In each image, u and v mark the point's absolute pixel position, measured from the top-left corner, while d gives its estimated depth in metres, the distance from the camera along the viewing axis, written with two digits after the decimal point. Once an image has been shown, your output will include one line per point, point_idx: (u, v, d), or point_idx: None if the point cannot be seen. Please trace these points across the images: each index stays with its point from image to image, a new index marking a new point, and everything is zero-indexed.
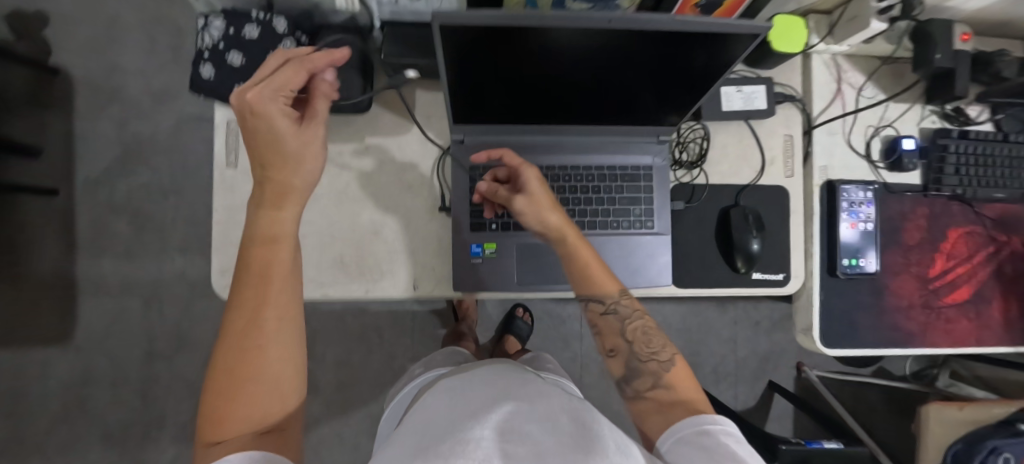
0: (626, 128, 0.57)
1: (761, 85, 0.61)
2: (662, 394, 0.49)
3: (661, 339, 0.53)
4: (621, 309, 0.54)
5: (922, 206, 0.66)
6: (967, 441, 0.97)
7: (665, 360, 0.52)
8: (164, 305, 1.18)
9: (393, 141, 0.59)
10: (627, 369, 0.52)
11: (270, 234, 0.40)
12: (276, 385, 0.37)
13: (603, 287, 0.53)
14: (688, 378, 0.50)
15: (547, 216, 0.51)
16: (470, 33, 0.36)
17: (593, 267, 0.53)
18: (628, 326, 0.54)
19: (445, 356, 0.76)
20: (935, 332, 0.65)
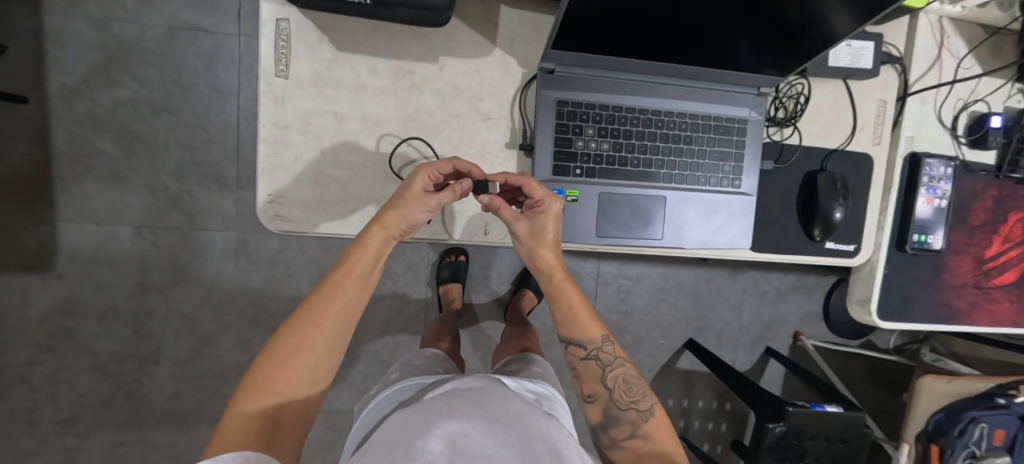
0: (730, 73, 0.52)
1: (871, 41, 0.56)
2: (637, 443, 0.51)
3: (643, 391, 0.52)
4: (603, 356, 0.53)
5: (992, 188, 0.65)
6: (949, 411, 1.05)
7: (643, 410, 0.52)
8: (158, 235, 1.08)
9: (472, 64, 0.51)
10: (603, 415, 0.53)
11: (369, 249, 0.44)
12: (315, 367, 0.41)
13: (586, 334, 0.53)
14: (661, 426, 0.52)
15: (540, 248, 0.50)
16: None
17: (581, 315, 0.52)
18: (608, 373, 0.53)
19: (422, 362, 0.74)
20: (979, 312, 0.67)
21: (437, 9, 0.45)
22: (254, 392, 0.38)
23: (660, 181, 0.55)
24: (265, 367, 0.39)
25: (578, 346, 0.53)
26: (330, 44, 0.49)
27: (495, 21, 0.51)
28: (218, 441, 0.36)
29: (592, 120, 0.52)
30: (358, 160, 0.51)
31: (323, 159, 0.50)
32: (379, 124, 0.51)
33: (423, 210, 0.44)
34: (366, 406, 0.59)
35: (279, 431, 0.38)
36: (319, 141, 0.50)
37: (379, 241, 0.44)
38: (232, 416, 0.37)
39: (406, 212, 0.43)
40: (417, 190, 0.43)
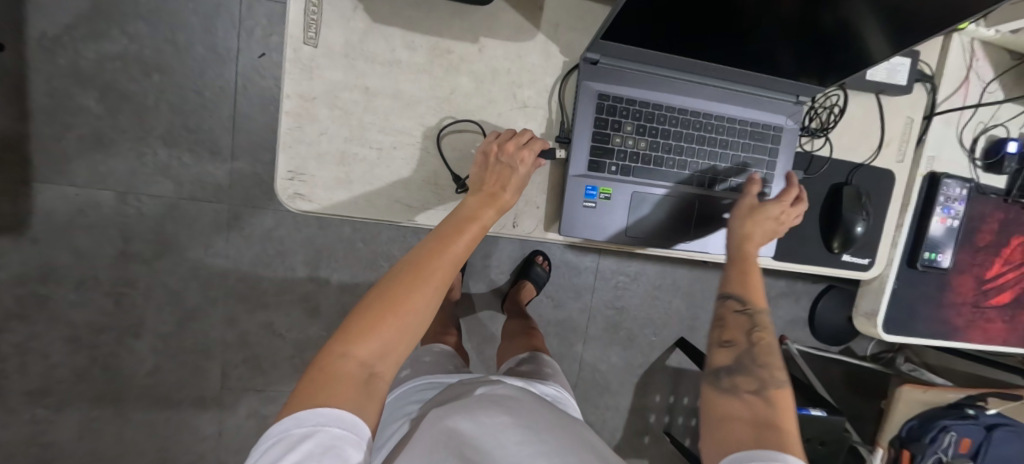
0: (773, 79, 0.52)
1: (907, 58, 0.56)
2: (759, 406, 0.43)
3: (782, 364, 0.48)
4: (760, 318, 0.51)
5: (999, 211, 0.67)
6: (922, 420, 1.10)
7: (773, 378, 0.46)
8: (143, 202, 1.02)
9: (512, 47, 0.49)
10: (731, 363, 0.48)
11: (477, 217, 0.43)
12: (413, 325, 0.37)
13: (748, 290, 0.51)
14: (789, 409, 0.44)
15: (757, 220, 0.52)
16: None
17: (755, 276, 0.52)
18: (758, 332, 0.50)
19: (431, 358, 0.76)
20: (974, 330, 0.70)
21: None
22: (355, 334, 0.36)
23: (693, 184, 0.54)
24: (368, 311, 0.37)
25: (736, 298, 0.52)
26: (364, 15, 0.46)
27: (540, 4, 0.49)
28: (309, 385, 0.33)
29: (631, 117, 0.51)
30: (386, 141, 0.48)
31: (351, 138, 0.47)
32: (410, 105, 0.48)
33: (516, 188, 0.46)
34: (385, 408, 0.59)
35: (373, 382, 0.35)
36: (346, 118, 0.47)
37: (493, 215, 0.44)
38: (326, 359, 0.35)
39: (509, 183, 0.46)
40: (515, 166, 0.46)
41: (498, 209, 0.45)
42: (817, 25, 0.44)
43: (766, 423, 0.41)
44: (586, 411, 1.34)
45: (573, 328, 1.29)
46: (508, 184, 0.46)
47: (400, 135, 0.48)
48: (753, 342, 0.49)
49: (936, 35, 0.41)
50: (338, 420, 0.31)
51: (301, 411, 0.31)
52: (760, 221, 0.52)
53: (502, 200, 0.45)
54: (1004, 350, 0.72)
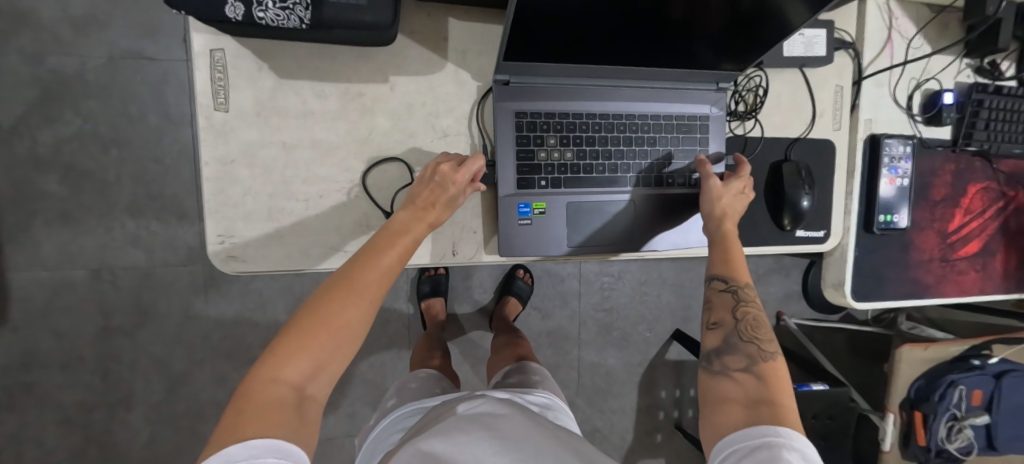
0: (687, 71, 0.52)
1: (823, 29, 0.56)
2: (749, 383, 0.45)
3: (771, 335, 0.48)
4: (744, 293, 0.51)
5: (950, 162, 0.67)
6: (929, 378, 1.08)
7: (761, 351, 0.47)
8: (116, 275, 1.02)
9: (423, 81, 0.49)
10: (721, 343, 0.49)
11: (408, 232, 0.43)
12: (344, 343, 0.37)
13: (731, 268, 0.51)
14: (780, 382, 0.45)
15: (727, 198, 0.52)
16: None
17: (735, 250, 0.52)
18: (742, 306, 0.50)
19: (419, 383, 0.74)
20: (947, 284, 0.69)
21: (381, 27, 0.43)
22: (282, 357, 0.35)
23: (628, 185, 0.54)
24: (296, 331, 0.36)
25: (718, 278, 0.52)
26: (271, 72, 0.47)
27: (443, 35, 0.49)
28: (235, 416, 0.32)
29: (553, 130, 0.51)
30: (312, 191, 0.48)
31: (276, 193, 0.47)
32: (330, 153, 0.48)
33: (451, 202, 0.46)
34: (368, 439, 0.59)
35: (305, 406, 0.34)
36: (269, 174, 0.47)
37: (424, 230, 0.44)
38: (252, 386, 0.33)
39: (445, 198, 0.45)
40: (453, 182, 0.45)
41: (430, 223, 0.44)
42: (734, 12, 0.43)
43: (759, 402, 0.43)
44: (593, 418, 1.32)
45: (566, 335, 1.28)
46: (442, 200, 0.45)
47: (324, 182, 0.48)
48: (739, 320, 0.50)
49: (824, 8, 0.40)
50: (271, 449, 0.29)
51: (229, 447, 0.29)
52: (727, 200, 0.52)
53: (433, 215, 0.44)
54: (984, 300, 0.71)
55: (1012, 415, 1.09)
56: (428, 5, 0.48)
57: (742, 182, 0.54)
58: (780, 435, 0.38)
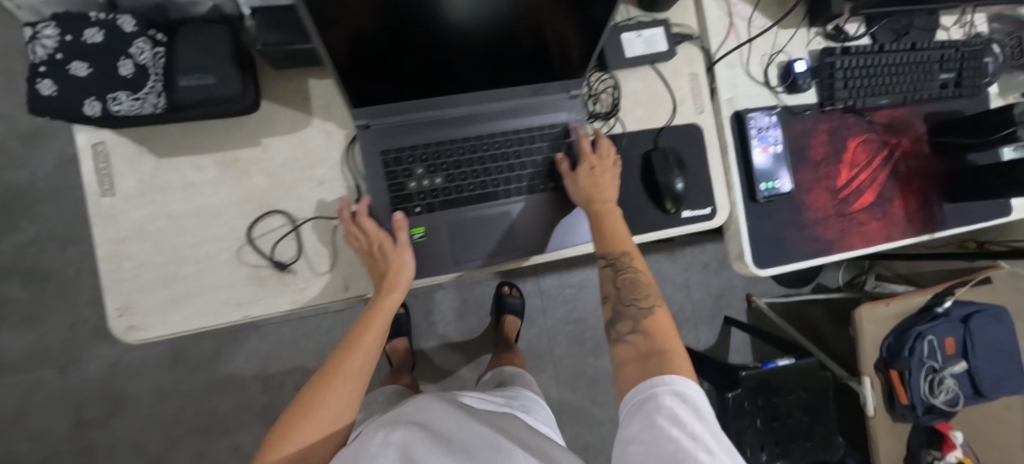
0: (531, 87, 0.55)
1: (659, 27, 0.61)
2: (639, 341, 0.53)
3: (648, 292, 0.57)
4: (621, 262, 0.56)
5: (823, 123, 0.71)
6: (898, 334, 1.07)
7: (644, 308, 0.56)
8: (83, 368, 1.05)
9: (291, 138, 0.54)
10: (613, 314, 0.57)
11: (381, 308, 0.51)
12: (334, 413, 0.46)
13: (605, 246, 0.56)
14: (665, 328, 0.54)
15: (581, 183, 0.55)
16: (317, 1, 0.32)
17: (603, 227, 0.57)
18: (621, 276, 0.57)
19: (388, 396, 0.79)
20: (851, 237, 0.71)
21: (233, 97, 0.48)
22: (278, 441, 0.44)
23: (500, 198, 0.58)
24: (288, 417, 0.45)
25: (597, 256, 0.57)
26: (151, 154, 0.51)
27: (305, 94, 0.54)
28: None
29: (419, 160, 0.55)
30: (202, 253, 0.52)
31: (169, 261, 0.51)
32: (215, 217, 0.52)
33: (403, 264, 0.52)
34: None
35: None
36: (160, 245, 0.51)
37: (395, 299, 0.51)
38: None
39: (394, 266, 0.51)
40: (390, 249, 0.52)
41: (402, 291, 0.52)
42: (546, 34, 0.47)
43: (650, 353, 0.51)
44: (583, 434, 1.28)
45: (538, 353, 1.27)
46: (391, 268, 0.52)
47: (212, 243, 0.52)
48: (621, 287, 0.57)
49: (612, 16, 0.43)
50: None
51: None
52: (583, 184, 0.55)
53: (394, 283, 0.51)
54: (894, 246, 0.73)
55: (992, 356, 1.06)
56: (287, 72, 0.54)
57: (590, 159, 0.57)
58: (675, 386, 0.45)
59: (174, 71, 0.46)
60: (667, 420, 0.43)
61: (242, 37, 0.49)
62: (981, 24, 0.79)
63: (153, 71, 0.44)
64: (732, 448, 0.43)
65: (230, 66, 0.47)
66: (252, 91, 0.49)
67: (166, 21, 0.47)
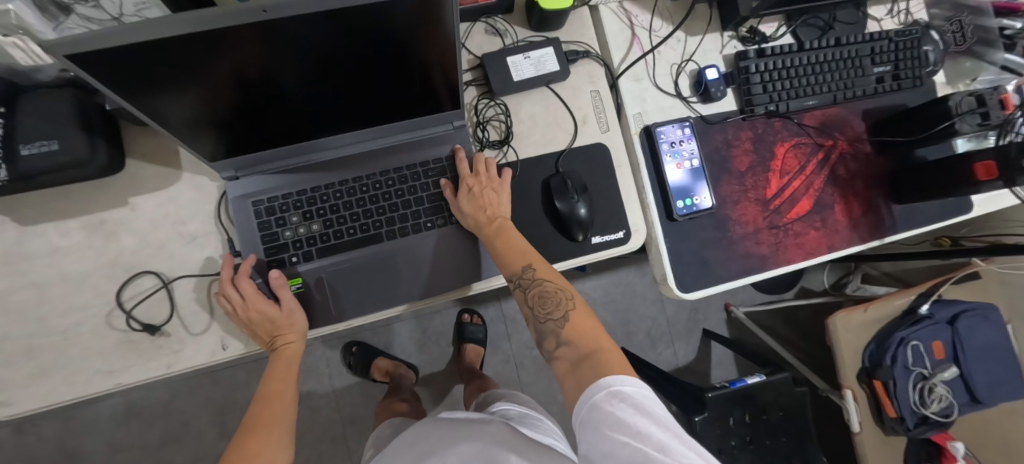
0: (407, 124, 0.53)
1: (547, 47, 0.59)
2: (569, 353, 0.49)
3: (558, 299, 0.52)
4: (523, 280, 0.52)
5: (745, 130, 0.66)
6: (879, 341, 0.97)
7: (560, 320, 0.51)
8: (39, 426, 1.02)
9: (163, 195, 0.53)
10: (538, 333, 0.53)
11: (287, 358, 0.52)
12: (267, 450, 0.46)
13: (506, 266, 0.52)
14: (586, 327, 0.51)
15: (466, 207, 0.53)
16: (111, 70, 0.30)
17: (498, 246, 0.53)
18: (530, 293, 0.52)
19: (393, 429, 0.75)
20: (788, 250, 0.65)
21: (83, 162, 0.46)
22: None
23: (384, 240, 0.55)
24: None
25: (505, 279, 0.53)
26: (14, 223, 0.50)
27: (176, 149, 0.53)
28: None
29: (293, 208, 0.53)
30: (69, 321, 0.50)
31: (35, 332, 0.49)
32: (81, 282, 0.50)
33: (293, 317, 0.51)
34: None
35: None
36: (25, 315, 0.49)
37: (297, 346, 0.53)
38: None
39: (284, 324, 0.51)
40: (274, 311, 0.50)
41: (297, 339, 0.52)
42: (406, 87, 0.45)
43: (582, 359, 0.48)
44: None
45: (506, 381, 1.21)
46: (280, 325, 0.51)
47: (80, 310, 0.50)
48: (533, 304, 0.52)
49: (461, 68, 0.42)
50: None
51: None
52: (468, 208, 0.53)
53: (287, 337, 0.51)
54: (840, 256, 0.67)
55: (983, 358, 0.96)
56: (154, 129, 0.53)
57: (467, 180, 0.54)
58: (620, 392, 0.42)
59: (14, 140, 0.44)
60: (613, 427, 0.40)
61: (93, 99, 0.48)
62: (918, 12, 0.74)
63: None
64: (687, 436, 0.41)
65: (76, 129, 0.46)
66: (103, 153, 0.48)
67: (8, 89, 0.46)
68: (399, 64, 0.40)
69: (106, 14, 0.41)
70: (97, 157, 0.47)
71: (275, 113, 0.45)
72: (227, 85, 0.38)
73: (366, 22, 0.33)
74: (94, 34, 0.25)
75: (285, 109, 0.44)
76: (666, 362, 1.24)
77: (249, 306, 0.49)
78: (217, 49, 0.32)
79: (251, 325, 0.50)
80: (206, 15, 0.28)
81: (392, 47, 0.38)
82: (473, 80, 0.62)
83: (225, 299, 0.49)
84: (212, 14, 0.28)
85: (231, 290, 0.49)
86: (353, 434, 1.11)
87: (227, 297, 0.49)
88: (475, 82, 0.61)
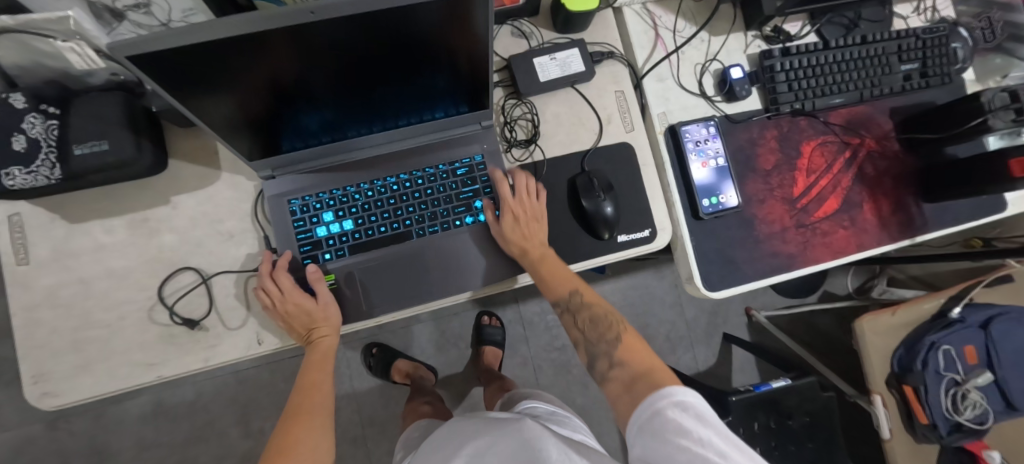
0: (436, 124, 0.54)
1: (573, 48, 0.60)
2: (620, 373, 0.52)
3: (607, 323, 0.57)
4: (573, 305, 0.57)
5: (771, 129, 0.66)
6: (908, 345, 0.95)
7: (613, 341, 0.55)
8: (71, 422, 1.05)
9: (202, 194, 0.55)
10: (589, 356, 0.57)
11: (322, 352, 0.54)
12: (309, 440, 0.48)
13: (554, 294, 0.56)
14: (637, 350, 0.54)
15: (510, 236, 0.54)
16: (171, 73, 0.32)
17: (545, 272, 0.56)
18: (580, 318, 0.58)
19: (422, 430, 0.76)
20: (816, 249, 0.64)
21: (129, 163, 0.48)
22: None
23: (414, 237, 0.56)
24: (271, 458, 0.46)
25: (553, 304, 0.58)
26: (63, 220, 0.52)
27: (214, 149, 0.55)
28: None
29: (325, 206, 0.54)
30: (113, 315, 0.51)
31: (80, 325, 0.51)
32: (124, 278, 0.52)
33: (328, 311, 0.53)
34: None
35: None
36: (72, 309, 0.51)
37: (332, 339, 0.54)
38: None
39: (320, 318, 0.52)
40: (310, 305, 0.51)
41: (332, 334, 0.54)
42: (438, 89, 0.46)
43: (635, 378, 0.50)
44: None
45: (525, 384, 1.21)
46: (316, 319, 0.52)
47: (123, 305, 0.52)
48: (583, 329, 0.58)
49: (490, 70, 0.43)
50: None
51: None
52: (512, 237, 0.55)
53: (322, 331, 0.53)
54: (869, 256, 0.66)
55: (1019, 364, 0.93)
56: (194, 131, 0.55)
57: (510, 206, 0.55)
58: (681, 402, 0.43)
59: (69, 141, 0.46)
60: (675, 433, 0.41)
61: (139, 102, 0.50)
62: (944, 9, 0.73)
63: (46, 144, 0.45)
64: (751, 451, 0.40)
65: (123, 131, 0.47)
66: (149, 153, 0.50)
67: (61, 93, 0.48)
68: (432, 66, 0.42)
69: (156, 20, 0.43)
70: (144, 156, 0.49)
71: (314, 115, 0.46)
72: (266, 90, 0.40)
73: (403, 26, 0.35)
74: (156, 37, 0.27)
75: (322, 112, 0.46)
76: (686, 366, 1.22)
77: (287, 300, 0.50)
78: (266, 53, 0.34)
79: (288, 319, 0.51)
80: (251, 17, 0.29)
81: (427, 50, 0.39)
82: (500, 81, 0.63)
83: (262, 293, 0.50)
84: (262, 17, 0.29)
85: (268, 285, 0.50)
86: (373, 435, 1.12)
87: (263, 292, 0.50)
88: (502, 83, 0.62)
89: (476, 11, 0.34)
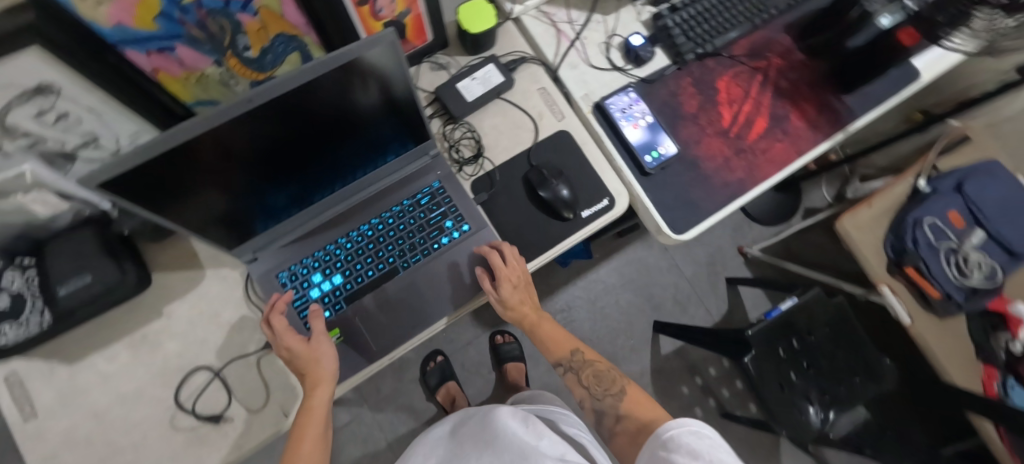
0: (381, 170, 0.58)
1: (488, 65, 0.67)
2: (628, 425, 0.57)
3: (610, 379, 0.63)
4: (574, 363, 0.66)
5: (685, 78, 0.72)
6: (894, 230, 0.97)
7: (617, 395, 0.61)
8: None
9: (191, 296, 0.60)
10: (596, 413, 0.62)
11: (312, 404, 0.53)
12: None
13: (557, 354, 0.67)
14: (643, 401, 0.59)
15: (507, 296, 0.60)
16: (137, 183, 0.37)
17: (543, 336, 0.68)
18: (583, 376, 0.65)
19: None
20: (762, 167, 0.69)
21: (113, 286, 0.53)
22: None
23: (401, 271, 0.61)
24: None
25: (557, 366, 0.67)
26: (60, 363, 0.56)
27: (194, 251, 0.61)
28: None
29: (312, 268, 0.59)
30: (132, 438, 0.54)
31: (102, 458, 0.53)
32: (136, 398, 0.56)
33: (320, 353, 0.54)
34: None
35: None
36: (90, 447, 0.53)
37: (323, 391, 0.53)
38: None
39: (309, 362, 0.54)
40: (299, 346, 0.53)
41: (324, 384, 0.53)
42: (381, 137, 0.52)
43: (641, 429, 0.55)
44: None
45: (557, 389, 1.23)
46: (306, 363, 0.54)
47: (140, 424, 0.55)
48: (587, 385, 0.64)
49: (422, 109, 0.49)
50: None
51: None
52: (510, 297, 0.60)
53: (311, 378, 0.53)
54: (810, 158, 0.70)
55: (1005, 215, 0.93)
56: (166, 242, 0.61)
57: (505, 272, 0.59)
58: (696, 430, 0.47)
59: (53, 283, 0.51)
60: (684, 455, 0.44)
61: (110, 229, 0.55)
62: None
63: (30, 293, 0.51)
64: None
65: (103, 259, 0.53)
66: (129, 272, 0.54)
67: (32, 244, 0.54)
68: (369, 119, 0.48)
69: (106, 152, 0.50)
70: (124, 275, 0.54)
71: (277, 192, 0.52)
72: (227, 180, 0.45)
73: (336, 92, 0.41)
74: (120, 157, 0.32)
75: (283, 185, 0.51)
76: (702, 321, 1.25)
77: (280, 341, 0.53)
78: (218, 147, 0.39)
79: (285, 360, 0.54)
80: (198, 118, 0.35)
81: (359, 109, 0.45)
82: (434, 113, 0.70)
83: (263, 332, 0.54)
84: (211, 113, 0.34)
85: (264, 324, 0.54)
86: None
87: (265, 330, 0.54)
88: (437, 114, 0.68)
89: (397, 66, 0.41)
